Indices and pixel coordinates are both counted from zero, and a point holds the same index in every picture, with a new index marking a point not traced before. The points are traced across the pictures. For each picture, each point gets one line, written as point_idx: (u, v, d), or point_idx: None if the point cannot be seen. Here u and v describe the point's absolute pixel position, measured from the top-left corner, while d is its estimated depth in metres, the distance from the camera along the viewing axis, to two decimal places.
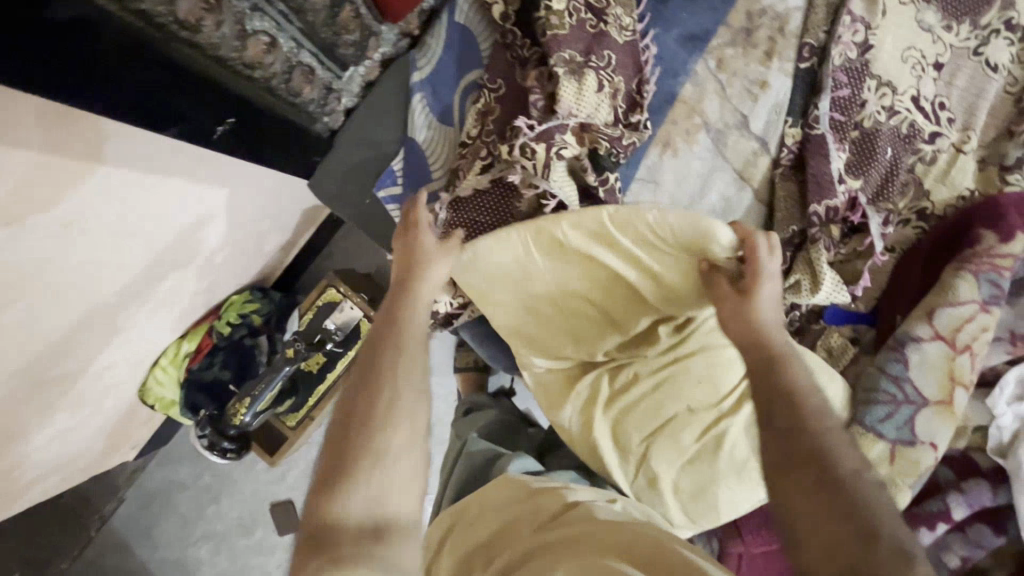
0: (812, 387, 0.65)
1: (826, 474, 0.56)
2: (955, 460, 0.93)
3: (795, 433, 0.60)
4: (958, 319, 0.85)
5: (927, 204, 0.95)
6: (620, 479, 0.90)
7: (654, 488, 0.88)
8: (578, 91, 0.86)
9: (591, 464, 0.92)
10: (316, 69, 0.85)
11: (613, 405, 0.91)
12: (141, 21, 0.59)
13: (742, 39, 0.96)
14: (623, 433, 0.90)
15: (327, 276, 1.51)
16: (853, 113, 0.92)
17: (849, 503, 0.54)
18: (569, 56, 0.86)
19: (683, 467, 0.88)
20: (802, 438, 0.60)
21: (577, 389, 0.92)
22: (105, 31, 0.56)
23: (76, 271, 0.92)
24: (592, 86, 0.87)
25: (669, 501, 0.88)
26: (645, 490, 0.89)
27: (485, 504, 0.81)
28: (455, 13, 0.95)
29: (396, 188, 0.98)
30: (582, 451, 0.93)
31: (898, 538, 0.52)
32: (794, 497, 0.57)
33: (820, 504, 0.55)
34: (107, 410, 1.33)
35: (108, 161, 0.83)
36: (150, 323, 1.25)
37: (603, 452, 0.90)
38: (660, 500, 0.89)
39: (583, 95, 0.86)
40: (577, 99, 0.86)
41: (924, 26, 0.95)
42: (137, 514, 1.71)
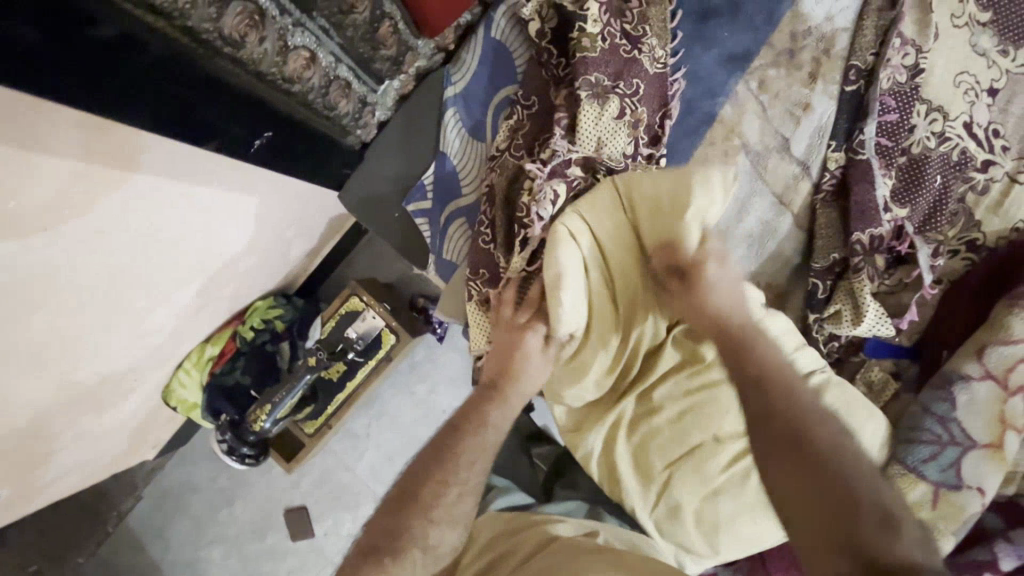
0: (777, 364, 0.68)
1: (810, 461, 0.58)
2: (1003, 507, 0.88)
3: (762, 417, 0.64)
4: (1012, 357, 0.80)
5: (978, 235, 0.91)
6: (641, 509, 0.86)
7: (675, 517, 0.83)
8: (598, 116, 0.85)
9: (609, 492, 0.88)
10: (353, 83, 0.85)
11: (635, 432, 0.86)
12: (188, 36, 0.59)
13: (785, 60, 0.93)
14: (645, 458, 0.85)
15: (350, 285, 1.52)
16: (900, 138, 0.90)
17: (836, 484, 0.56)
18: (596, 80, 0.85)
19: (709, 499, 0.83)
20: (778, 423, 0.62)
21: (605, 416, 0.87)
22: (146, 46, 0.55)
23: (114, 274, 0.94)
24: (612, 112, 0.86)
25: (691, 531, 0.83)
26: (666, 520, 0.84)
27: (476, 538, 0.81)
28: (491, 29, 0.94)
29: (426, 202, 0.98)
30: (603, 478, 0.88)
31: (881, 504, 0.55)
32: (790, 488, 0.59)
33: (807, 485, 0.58)
34: (130, 410, 1.34)
35: (143, 169, 0.84)
36: (177, 326, 1.26)
37: (624, 478, 0.86)
38: (680, 533, 0.84)
39: (602, 120, 0.86)
40: (599, 126, 0.85)
41: (977, 50, 0.91)
42: (153, 513, 1.72)
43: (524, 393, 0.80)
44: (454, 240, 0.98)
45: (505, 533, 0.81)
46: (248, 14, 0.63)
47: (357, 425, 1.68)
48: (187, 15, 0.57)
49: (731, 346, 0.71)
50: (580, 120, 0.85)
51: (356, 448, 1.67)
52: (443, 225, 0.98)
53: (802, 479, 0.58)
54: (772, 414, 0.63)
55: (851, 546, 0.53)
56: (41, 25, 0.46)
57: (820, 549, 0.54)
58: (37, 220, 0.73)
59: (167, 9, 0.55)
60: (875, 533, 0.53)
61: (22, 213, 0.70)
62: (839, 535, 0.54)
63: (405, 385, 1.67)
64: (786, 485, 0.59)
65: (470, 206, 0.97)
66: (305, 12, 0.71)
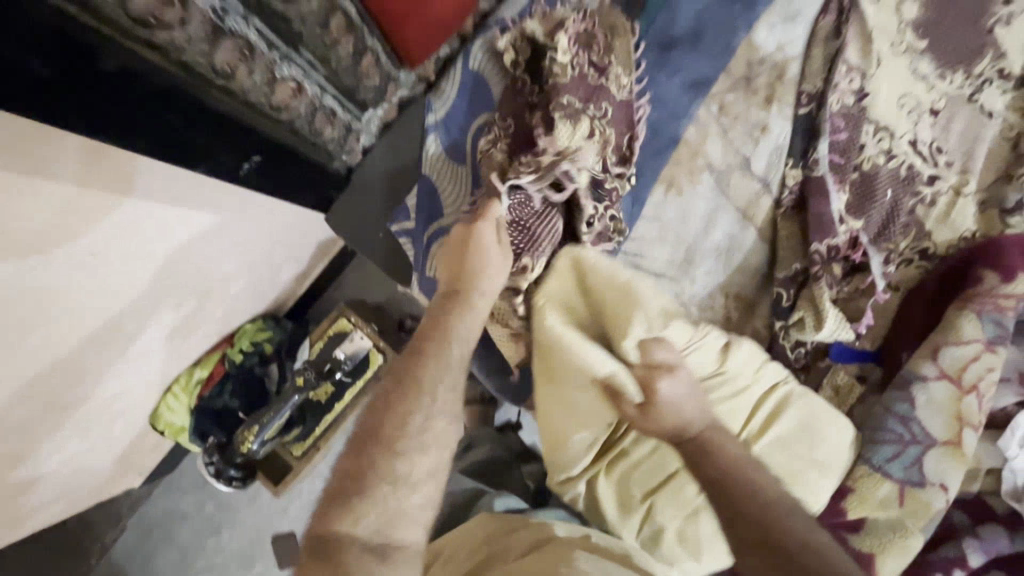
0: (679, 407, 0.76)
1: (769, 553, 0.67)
2: (969, 504, 0.90)
3: (705, 480, 0.73)
4: (963, 358, 0.85)
5: (929, 245, 0.96)
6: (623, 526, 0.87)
7: (657, 541, 0.86)
8: (572, 134, 0.87)
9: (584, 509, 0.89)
10: (338, 111, 0.90)
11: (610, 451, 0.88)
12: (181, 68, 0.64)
13: (743, 85, 1.00)
14: (625, 472, 0.87)
15: (338, 307, 1.56)
16: (852, 156, 0.96)
17: (756, 528, 0.68)
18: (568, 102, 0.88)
19: (690, 518, 0.85)
20: (710, 472, 0.73)
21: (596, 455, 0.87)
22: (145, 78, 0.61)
23: (108, 289, 0.97)
24: (583, 132, 0.88)
25: (672, 549, 0.86)
26: (649, 543, 0.86)
27: (465, 538, 0.82)
28: (469, 61, 1.00)
29: (408, 222, 1.03)
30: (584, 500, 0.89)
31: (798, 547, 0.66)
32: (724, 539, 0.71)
33: (736, 531, 0.70)
34: (116, 435, 1.35)
35: (140, 193, 0.88)
36: (165, 348, 1.28)
37: (605, 509, 0.86)
38: (665, 552, 0.86)
39: (575, 138, 0.87)
40: (574, 145, 0.87)
41: (918, 74, 0.99)
42: (139, 544, 1.70)
43: (472, 321, 0.81)
44: (436, 258, 1.01)
45: (490, 535, 0.81)
46: (239, 48, 0.68)
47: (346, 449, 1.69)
48: (182, 50, 0.62)
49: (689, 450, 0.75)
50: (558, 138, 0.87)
51: None
52: (425, 245, 1.02)
53: (736, 528, 0.70)
54: (715, 476, 0.73)
55: None
56: (48, 59, 0.51)
57: None
58: (33, 242, 0.77)
59: (162, 44, 0.60)
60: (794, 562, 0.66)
61: (21, 233, 0.74)
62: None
63: None
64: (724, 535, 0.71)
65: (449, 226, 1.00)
66: (292, 46, 0.76)
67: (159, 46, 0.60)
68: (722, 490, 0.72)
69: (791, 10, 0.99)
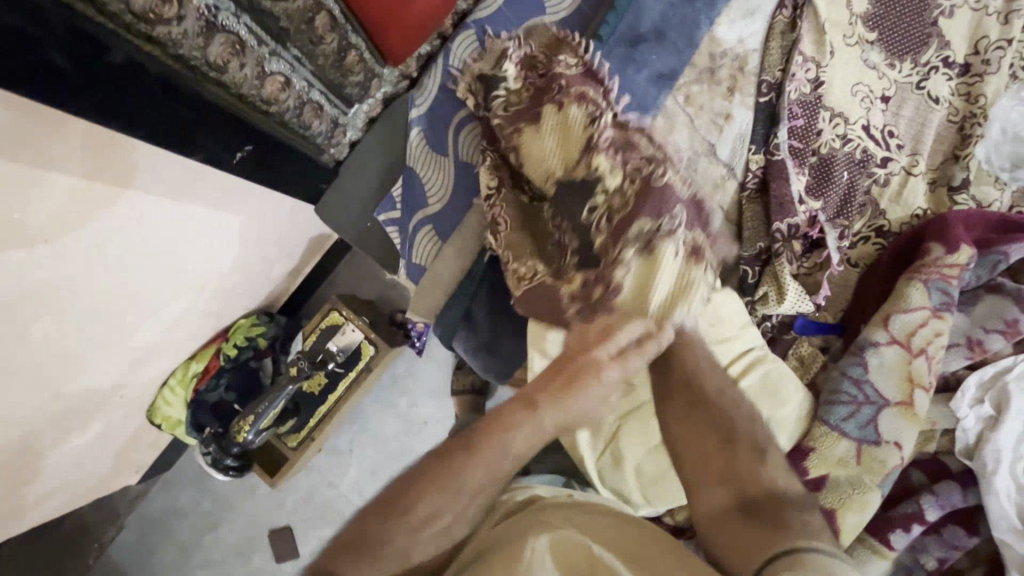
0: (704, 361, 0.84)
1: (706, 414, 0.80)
2: (925, 463, 0.97)
3: (678, 383, 0.84)
4: (911, 324, 0.90)
5: (884, 222, 1.04)
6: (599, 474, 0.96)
7: (617, 467, 0.95)
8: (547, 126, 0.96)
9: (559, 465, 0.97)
10: (325, 105, 0.95)
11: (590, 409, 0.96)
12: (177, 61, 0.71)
13: (707, 77, 1.06)
14: (599, 414, 0.96)
15: (330, 301, 1.61)
16: (810, 140, 1.02)
17: (709, 423, 0.79)
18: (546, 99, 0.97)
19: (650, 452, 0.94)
20: (681, 392, 0.83)
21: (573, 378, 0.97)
22: (148, 71, 0.68)
23: (111, 281, 1.01)
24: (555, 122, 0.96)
25: (630, 480, 0.94)
26: (609, 469, 0.95)
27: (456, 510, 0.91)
28: (449, 58, 1.06)
29: (395, 212, 1.09)
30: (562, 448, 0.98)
31: (754, 440, 0.79)
32: (684, 435, 0.81)
33: (700, 433, 0.79)
34: (116, 428, 1.39)
35: (138, 187, 0.93)
36: (163, 342, 1.32)
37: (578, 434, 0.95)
38: (619, 481, 0.94)
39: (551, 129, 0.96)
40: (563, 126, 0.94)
41: (869, 64, 1.05)
42: (138, 540, 1.73)
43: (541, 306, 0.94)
44: (423, 246, 1.08)
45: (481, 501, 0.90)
46: (230, 43, 0.74)
47: (340, 442, 1.73)
48: (178, 45, 0.69)
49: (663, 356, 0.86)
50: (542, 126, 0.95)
51: (341, 464, 1.71)
52: (412, 232, 1.08)
53: (696, 429, 0.80)
54: (679, 381, 0.84)
55: (730, 480, 0.76)
56: (69, 53, 0.60)
57: (711, 478, 0.77)
58: (40, 232, 0.81)
59: (161, 40, 0.67)
60: (745, 464, 0.76)
61: (27, 223, 0.78)
62: (721, 471, 0.77)
63: (386, 399, 1.73)
64: (678, 431, 0.82)
65: (436, 213, 1.07)
66: (280, 42, 0.82)
67: (158, 42, 0.67)
68: (686, 393, 0.82)
69: (750, 6, 1.06)
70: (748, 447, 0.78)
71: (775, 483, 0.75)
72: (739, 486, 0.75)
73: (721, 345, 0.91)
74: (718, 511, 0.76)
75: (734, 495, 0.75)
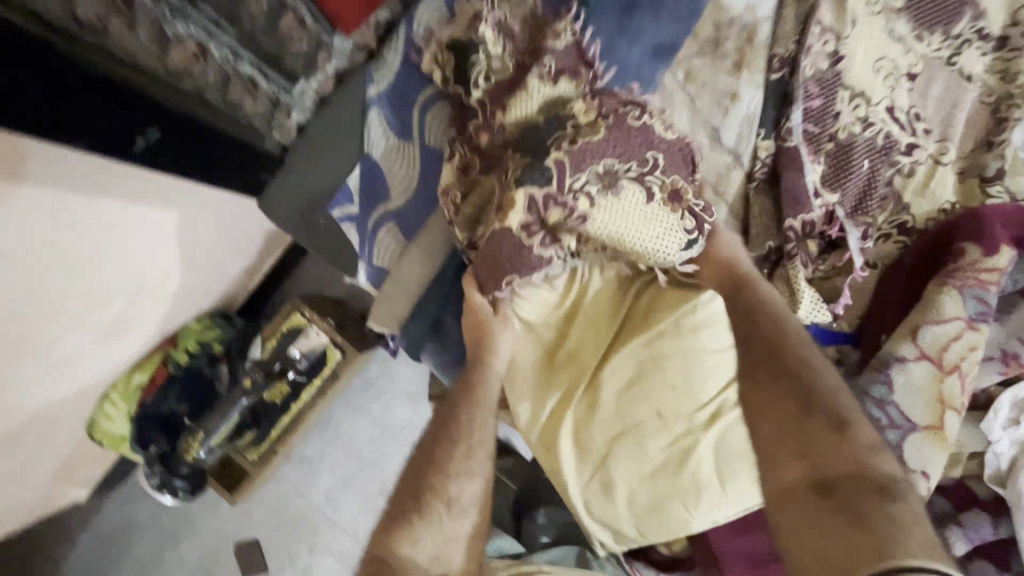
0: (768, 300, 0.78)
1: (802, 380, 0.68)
2: (950, 489, 0.86)
3: (753, 338, 0.74)
4: (944, 337, 0.80)
5: (908, 218, 0.91)
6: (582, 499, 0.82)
7: (607, 493, 0.81)
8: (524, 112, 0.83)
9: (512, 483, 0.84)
10: (257, 79, 0.81)
11: (581, 438, 0.82)
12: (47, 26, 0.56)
13: (710, 49, 0.92)
14: (585, 432, 0.82)
15: (292, 301, 1.46)
16: (826, 124, 0.90)
17: (801, 392, 0.67)
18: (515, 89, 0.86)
19: (644, 480, 0.79)
20: (760, 342, 0.73)
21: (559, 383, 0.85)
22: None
23: (14, 291, 0.86)
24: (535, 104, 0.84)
25: (620, 509, 0.81)
26: (596, 494, 0.81)
27: None
28: (413, 25, 0.90)
29: (352, 206, 0.95)
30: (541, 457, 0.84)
31: (844, 415, 0.65)
32: (775, 416, 0.67)
33: (790, 413, 0.66)
34: (49, 447, 1.24)
35: (33, 180, 0.77)
36: (95, 352, 1.17)
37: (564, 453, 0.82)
38: (611, 511, 0.81)
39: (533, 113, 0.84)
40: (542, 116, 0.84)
41: (894, 36, 0.92)
42: (91, 559, 1.60)
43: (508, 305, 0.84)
44: (386, 243, 0.96)
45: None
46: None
47: (310, 450, 1.60)
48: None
49: (738, 290, 0.80)
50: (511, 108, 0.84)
51: (310, 473, 1.59)
52: (371, 229, 0.96)
53: (791, 409, 0.66)
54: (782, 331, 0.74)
55: (812, 462, 0.62)
56: None
57: (786, 457, 0.64)
58: None
59: None
60: (829, 440, 0.62)
61: None
62: (800, 447, 0.64)
63: (358, 405, 1.60)
64: (768, 399, 0.69)
65: (399, 208, 0.95)
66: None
67: None
68: (773, 352, 0.72)
69: None
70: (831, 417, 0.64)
71: (875, 466, 0.61)
72: (820, 469, 0.61)
73: (718, 354, 0.81)
74: (786, 497, 0.62)
75: (807, 473, 0.62)
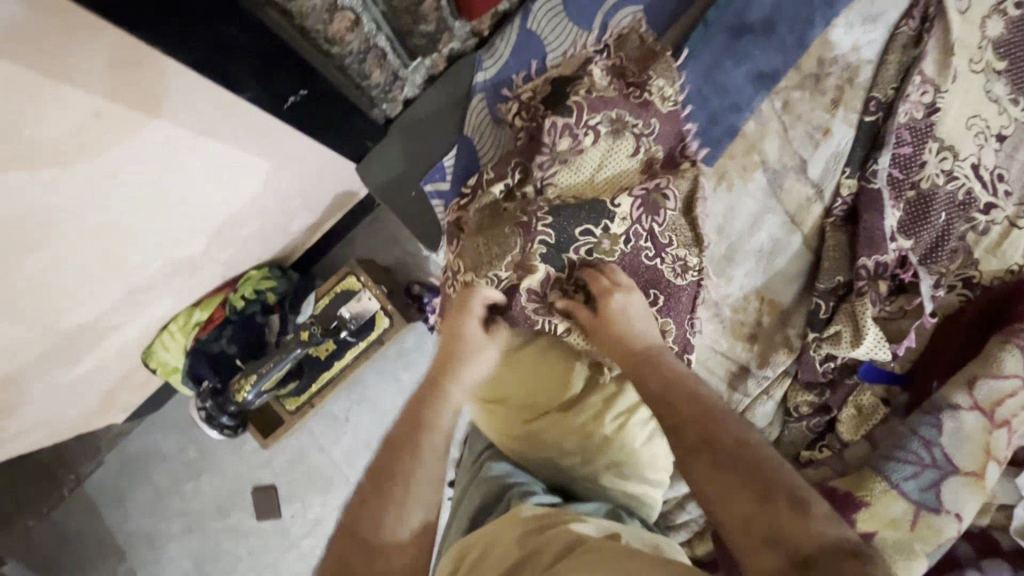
0: (684, 374, 0.70)
1: (726, 452, 0.60)
2: (976, 537, 0.91)
3: (672, 403, 0.67)
4: (1000, 393, 0.84)
5: (975, 273, 0.95)
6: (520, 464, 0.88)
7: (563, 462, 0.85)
8: (609, 150, 0.87)
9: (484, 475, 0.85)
10: (389, 54, 0.85)
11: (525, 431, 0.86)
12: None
13: (810, 84, 0.95)
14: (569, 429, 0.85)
15: (349, 264, 1.52)
16: (911, 172, 0.93)
17: (758, 474, 0.58)
18: (616, 116, 0.87)
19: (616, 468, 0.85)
20: (692, 426, 0.64)
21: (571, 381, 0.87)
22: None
23: (124, 217, 0.91)
24: (626, 149, 0.87)
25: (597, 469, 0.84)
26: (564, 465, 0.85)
27: (492, 541, 0.72)
28: (528, 19, 0.96)
29: (443, 184, 0.96)
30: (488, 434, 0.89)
31: (790, 486, 0.57)
32: (718, 494, 0.59)
33: (719, 472, 0.59)
34: (108, 367, 1.30)
35: (167, 116, 0.81)
36: (168, 285, 1.22)
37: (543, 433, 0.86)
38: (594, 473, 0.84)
39: (612, 153, 0.87)
40: (593, 192, 0.86)
41: (991, 96, 0.95)
42: (115, 479, 1.66)
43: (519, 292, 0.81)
44: None
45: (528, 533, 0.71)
46: None
47: (337, 409, 1.65)
48: None
49: (639, 369, 0.72)
50: (589, 149, 0.85)
51: (335, 431, 1.64)
52: None
53: (738, 486, 0.58)
54: (701, 397, 0.66)
55: (773, 537, 0.54)
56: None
57: (755, 543, 0.55)
58: (50, 154, 0.72)
59: None
60: (788, 511, 0.55)
61: (36, 141, 0.69)
62: (765, 533, 0.55)
63: (390, 372, 1.65)
64: (712, 483, 0.59)
65: None
66: None
67: None
68: (731, 428, 0.62)
69: (873, 10, 0.94)
70: (766, 484, 0.57)
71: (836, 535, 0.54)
72: (790, 543, 0.53)
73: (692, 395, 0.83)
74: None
75: (790, 556, 0.52)
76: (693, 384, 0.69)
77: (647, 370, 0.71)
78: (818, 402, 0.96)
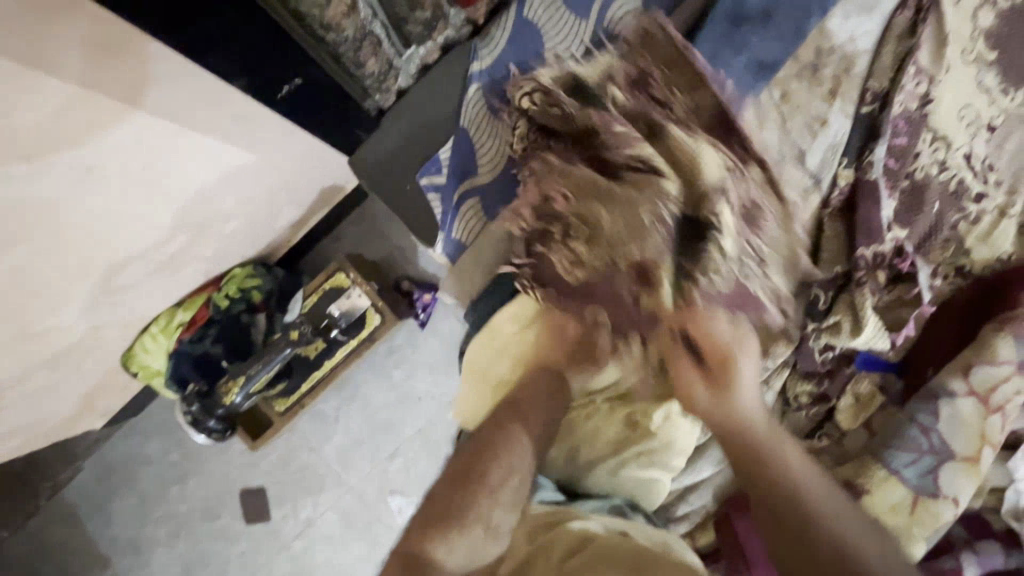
0: (711, 406, 0.79)
1: (782, 506, 0.70)
2: (968, 519, 0.93)
3: (710, 440, 0.79)
4: (994, 379, 0.85)
5: (967, 262, 0.97)
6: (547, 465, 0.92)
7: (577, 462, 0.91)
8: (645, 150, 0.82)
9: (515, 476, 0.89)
10: (383, 44, 0.88)
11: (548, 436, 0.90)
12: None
13: (808, 74, 0.95)
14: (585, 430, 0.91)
15: (337, 260, 1.48)
16: (906, 162, 0.94)
17: (808, 538, 0.67)
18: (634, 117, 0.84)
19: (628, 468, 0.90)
20: (774, 490, 0.72)
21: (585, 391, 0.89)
22: None
23: (102, 215, 0.88)
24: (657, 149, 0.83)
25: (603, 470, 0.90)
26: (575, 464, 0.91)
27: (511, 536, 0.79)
28: (525, 8, 0.94)
29: (439, 176, 0.96)
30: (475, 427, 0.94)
31: (840, 546, 0.66)
32: (779, 543, 0.69)
33: (787, 526, 0.69)
34: (87, 370, 1.24)
35: (150, 106, 0.77)
36: (149, 284, 1.17)
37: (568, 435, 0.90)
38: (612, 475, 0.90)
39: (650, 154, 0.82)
40: (637, 197, 0.80)
41: (982, 87, 0.96)
42: (95, 487, 1.59)
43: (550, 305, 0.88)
44: (468, 219, 0.96)
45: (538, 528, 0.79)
46: None
47: (327, 407, 1.61)
48: None
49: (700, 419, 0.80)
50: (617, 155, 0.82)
51: (325, 431, 1.60)
52: (455, 202, 0.96)
53: (800, 547, 0.67)
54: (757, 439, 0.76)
55: (843, 566, 0.64)
56: None
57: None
58: (24, 144, 0.68)
59: None
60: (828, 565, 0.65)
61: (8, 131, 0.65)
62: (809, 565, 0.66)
63: (382, 370, 1.61)
64: (779, 544, 0.69)
65: (485, 185, 0.95)
66: None
67: None
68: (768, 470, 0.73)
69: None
70: (825, 544, 0.66)
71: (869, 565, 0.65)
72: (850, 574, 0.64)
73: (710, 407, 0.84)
74: None
75: None
76: (753, 426, 0.77)
77: (734, 430, 0.78)
78: (815, 392, 0.97)
